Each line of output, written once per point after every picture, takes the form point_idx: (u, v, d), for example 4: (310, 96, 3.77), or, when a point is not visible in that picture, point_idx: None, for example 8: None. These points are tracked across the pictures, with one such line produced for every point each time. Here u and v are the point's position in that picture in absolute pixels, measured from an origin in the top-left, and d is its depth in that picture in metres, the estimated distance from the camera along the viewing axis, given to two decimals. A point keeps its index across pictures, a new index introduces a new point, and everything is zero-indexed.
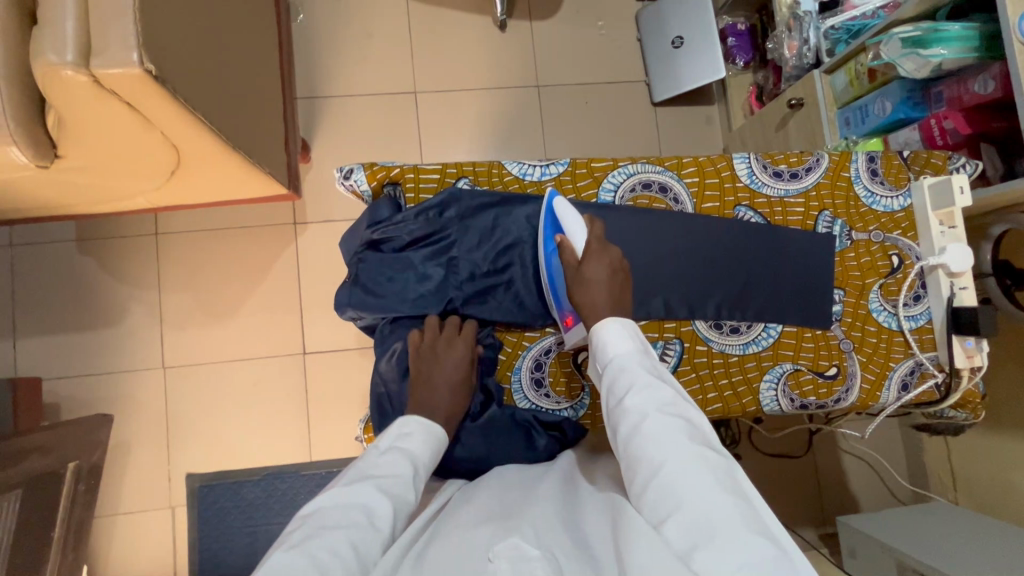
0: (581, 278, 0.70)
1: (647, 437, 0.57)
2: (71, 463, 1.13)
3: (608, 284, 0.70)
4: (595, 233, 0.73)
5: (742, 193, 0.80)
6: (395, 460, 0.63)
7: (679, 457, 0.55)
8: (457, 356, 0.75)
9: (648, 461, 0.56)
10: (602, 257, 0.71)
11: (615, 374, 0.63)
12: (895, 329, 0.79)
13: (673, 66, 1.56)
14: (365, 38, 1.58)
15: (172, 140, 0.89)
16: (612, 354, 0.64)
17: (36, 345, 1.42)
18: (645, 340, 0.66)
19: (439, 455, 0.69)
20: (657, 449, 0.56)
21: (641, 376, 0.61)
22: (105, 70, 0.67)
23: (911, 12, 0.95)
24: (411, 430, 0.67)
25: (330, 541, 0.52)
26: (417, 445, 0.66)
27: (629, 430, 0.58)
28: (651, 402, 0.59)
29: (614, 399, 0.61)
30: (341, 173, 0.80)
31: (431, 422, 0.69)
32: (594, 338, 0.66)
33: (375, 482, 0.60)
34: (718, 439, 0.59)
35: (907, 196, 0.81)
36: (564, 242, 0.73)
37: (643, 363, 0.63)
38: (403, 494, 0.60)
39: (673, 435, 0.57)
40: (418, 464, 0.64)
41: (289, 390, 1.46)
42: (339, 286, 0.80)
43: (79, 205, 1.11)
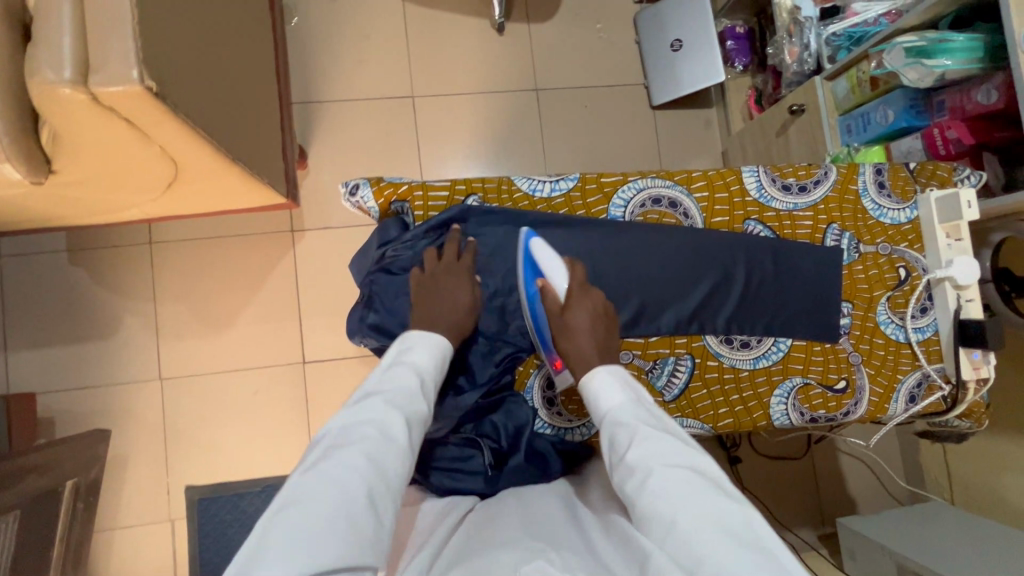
0: (565, 327, 0.70)
1: (654, 493, 0.55)
2: (70, 480, 1.12)
3: (592, 330, 0.70)
4: (577, 276, 0.72)
5: (751, 207, 0.79)
6: (398, 374, 0.66)
7: (691, 509, 0.53)
8: (454, 283, 0.75)
9: (660, 518, 0.54)
10: (585, 301, 0.71)
11: (614, 426, 0.62)
12: (903, 341, 0.80)
13: (672, 70, 1.56)
14: (361, 41, 1.55)
15: (171, 155, 0.87)
16: (608, 407, 0.64)
17: (28, 358, 1.39)
18: (641, 391, 0.66)
19: (445, 361, 0.72)
20: (666, 504, 0.54)
21: (640, 427, 0.60)
22: (103, 87, 0.65)
23: (913, 21, 0.96)
24: (413, 342, 0.70)
25: (352, 455, 0.57)
26: (419, 357, 0.68)
27: (636, 486, 0.57)
28: (653, 455, 0.58)
29: (616, 454, 0.60)
30: (347, 189, 0.80)
31: (433, 332, 0.71)
32: (588, 390, 0.66)
33: (383, 397, 0.63)
34: (731, 487, 0.57)
35: (913, 208, 0.81)
36: (546, 286, 0.73)
37: (640, 413, 0.62)
38: (411, 406, 0.64)
39: (681, 487, 0.55)
40: (422, 374, 0.67)
41: (289, 399, 1.44)
42: (351, 309, 0.81)
43: (73, 217, 1.08)
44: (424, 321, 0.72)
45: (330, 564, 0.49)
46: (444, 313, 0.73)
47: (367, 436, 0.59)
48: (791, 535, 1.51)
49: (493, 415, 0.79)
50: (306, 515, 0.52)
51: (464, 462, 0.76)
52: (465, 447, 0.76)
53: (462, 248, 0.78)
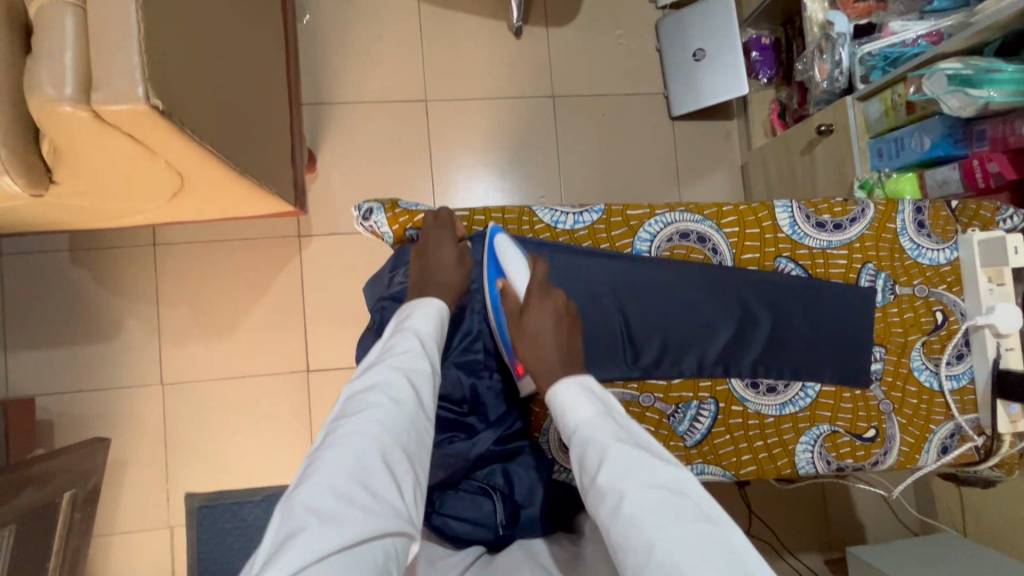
0: (523, 333, 0.67)
1: (627, 519, 0.51)
2: (67, 490, 1.10)
3: (554, 333, 0.66)
4: (537, 276, 0.69)
5: (783, 244, 0.76)
6: (400, 342, 0.64)
7: (666, 536, 0.49)
8: (445, 244, 0.74)
9: (637, 549, 0.50)
10: (545, 305, 0.68)
11: (582, 447, 0.57)
12: (937, 390, 0.76)
13: (693, 81, 1.51)
14: (374, 41, 1.51)
15: (177, 168, 0.84)
16: (574, 423, 0.59)
17: (28, 358, 1.36)
18: (611, 401, 0.61)
19: (445, 325, 0.70)
20: (642, 531, 0.50)
21: (610, 444, 0.56)
22: (108, 105, 0.61)
23: (956, 47, 0.92)
24: (411, 310, 0.68)
25: (357, 426, 0.56)
26: (420, 322, 0.66)
27: (609, 510, 0.53)
28: (624, 476, 0.53)
29: (586, 475, 0.56)
30: (360, 213, 0.78)
31: (430, 297, 0.69)
32: (554, 406, 0.62)
33: (385, 364, 0.62)
34: (711, 502, 0.52)
35: (954, 248, 0.77)
36: (506, 286, 0.71)
37: (610, 428, 0.57)
38: (418, 369, 0.62)
39: (655, 512, 0.51)
40: (423, 337, 0.65)
41: (291, 408, 1.41)
42: (360, 339, 0.76)
43: (75, 222, 1.05)
44: (418, 284, 0.71)
45: (357, 534, 0.49)
46: (439, 275, 0.72)
47: (375, 406, 0.58)
48: (797, 560, 1.49)
49: (504, 464, 0.75)
50: (324, 488, 0.52)
51: (474, 513, 0.71)
52: (476, 497, 0.72)
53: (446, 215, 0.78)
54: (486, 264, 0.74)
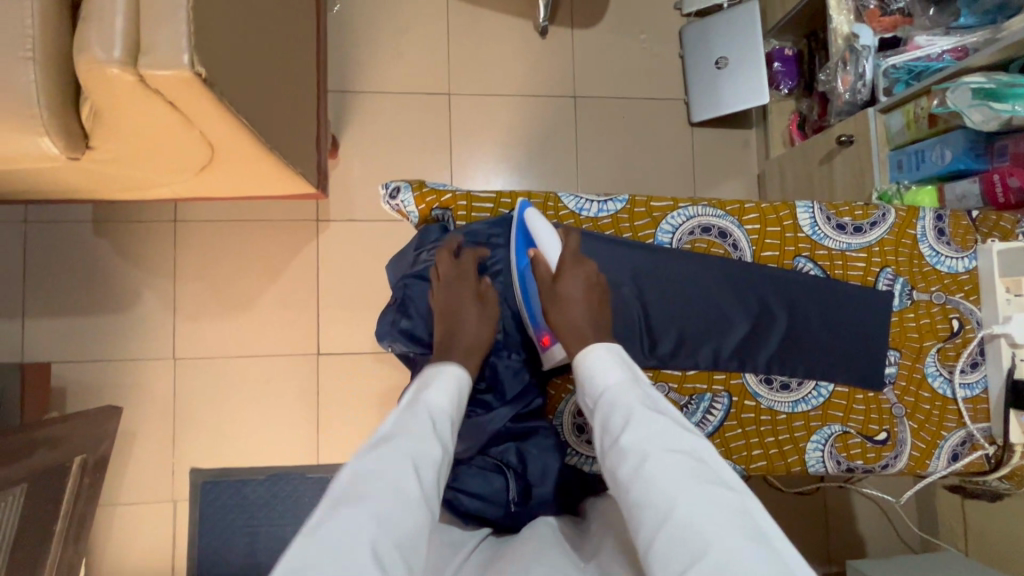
0: (557, 295, 0.69)
1: (651, 479, 0.54)
2: (78, 455, 1.12)
3: (586, 300, 0.69)
4: (570, 245, 0.71)
5: (803, 244, 0.77)
6: (412, 417, 0.60)
7: (687, 495, 0.52)
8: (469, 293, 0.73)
9: (657, 508, 0.52)
10: (577, 272, 0.70)
11: (608, 408, 0.60)
12: (949, 397, 0.77)
13: (714, 88, 1.52)
14: (401, 34, 1.53)
15: (210, 140, 0.86)
16: (602, 385, 0.61)
17: (44, 326, 1.38)
18: (638, 370, 0.63)
19: (461, 403, 0.66)
20: (664, 491, 0.53)
21: (638, 408, 0.58)
22: (153, 69, 0.63)
23: (982, 61, 0.93)
24: (424, 383, 0.65)
25: (356, 507, 0.52)
26: (439, 396, 0.63)
27: (631, 471, 0.55)
28: (650, 437, 0.56)
29: (609, 437, 0.58)
30: (388, 192, 0.79)
31: (448, 364, 0.66)
32: (582, 369, 0.64)
33: (394, 438, 0.58)
34: (728, 474, 0.56)
35: (972, 258, 0.79)
36: (537, 256, 0.72)
37: (638, 393, 0.60)
38: (426, 451, 0.58)
39: (676, 473, 0.54)
40: (440, 412, 0.62)
41: (300, 389, 1.43)
42: (381, 312, 0.78)
43: (102, 191, 1.07)
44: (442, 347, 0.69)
45: None
46: (464, 335, 0.71)
47: (377, 488, 0.53)
48: None
49: (519, 443, 0.76)
50: None
51: (485, 488, 0.72)
52: (487, 472, 0.73)
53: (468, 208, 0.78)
54: (515, 236, 0.76)
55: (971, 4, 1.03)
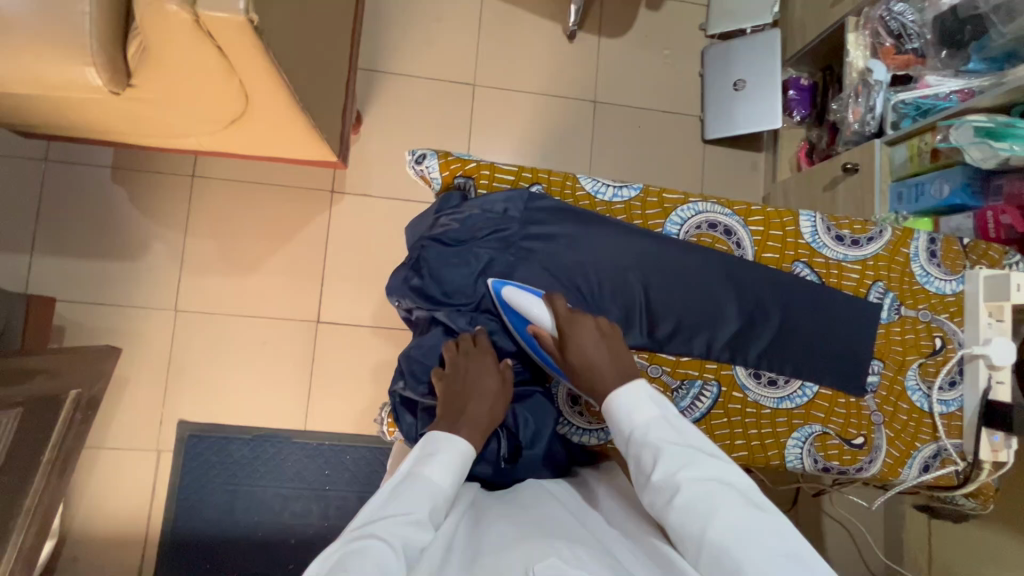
0: (575, 366, 0.71)
1: (684, 510, 0.59)
2: (73, 389, 1.14)
3: (600, 350, 0.71)
4: (558, 310, 0.73)
5: (802, 249, 0.85)
6: (410, 490, 0.63)
7: (721, 521, 0.58)
8: (480, 367, 0.77)
9: (693, 535, 0.58)
10: (581, 330, 0.71)
11: (640, 447, 0.64)
12: (926, 411, 0.86)
13: (729, 107, 1.57)
14: (434, 21, 1.58)
15: (247, 92, 0.89)
16: (632, 423, 0.65)
17: (51, 263, 1.40)
18: (666, 404, 0.67)
19: (460, 478, 0.68)
20: (697, 519, 0.58)
21: (666, 445, 0.63)
22: (212, 11, 0.67)
23: (987, 103, 0.99)
24: (428, 453, 0.68)
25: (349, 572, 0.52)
26: (437, 470, 0.66)
27: (666, 503, 0.61)
28: (681, 470, 0.61)
29: (642, 473, 0.63)
30: (414, 157, 0.83)
31: (451, 436, 0.69)
32: (610, 409, 0.67)
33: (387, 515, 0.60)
34: (755, 494, 0.61)
35: (960, 282, 0.88)
36: (538, 331, 0.75)
37: (665, 428, 0.65)
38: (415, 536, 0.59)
39: (708, 501, 0.59)
40: (438, 485, 0.65)
41: (296, 355, 1.45)
42: (395, 268, 0.82)
43: (129, 133, 1.10)
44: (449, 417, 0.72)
45: None
46: (477, 402, 0.74)
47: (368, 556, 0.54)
48: None
49: (514, 406, 0.82)
50: None
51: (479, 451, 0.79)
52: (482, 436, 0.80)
53: (490, 197, 0.80)
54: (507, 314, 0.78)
55: (981, 50, 1.07)
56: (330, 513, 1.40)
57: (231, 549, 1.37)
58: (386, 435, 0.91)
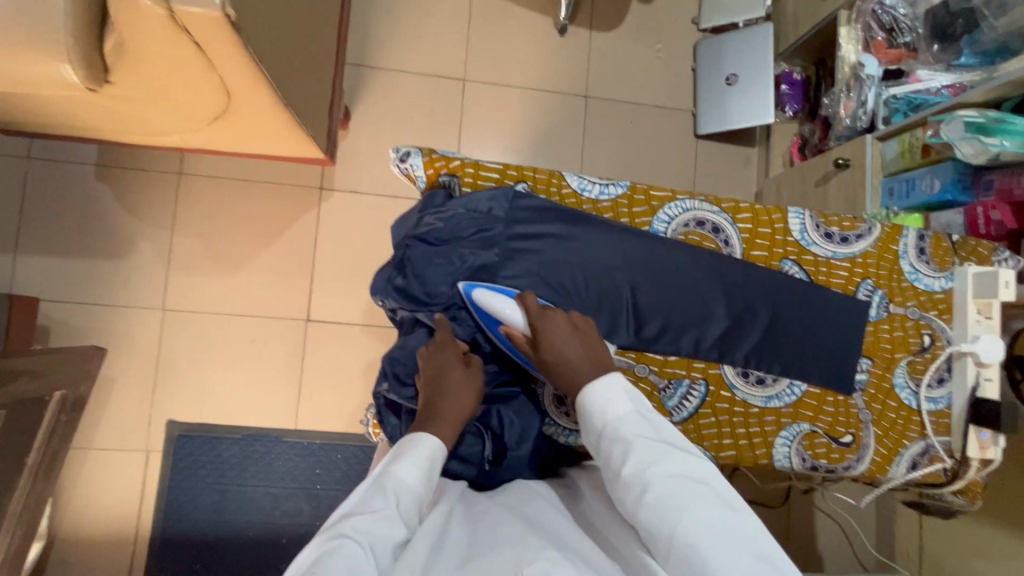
0: (550, 360, 0.71)
1: (653, 507, 0.59)
2: (58, 390, 1.13)
3: (573, 338, 0.71)
4: (529, 306, 0.74)
5: (791, 247, 0.85)
6: (380, 490, 0.62)
7: (689, 520, 0.57)
8: (448, 361, 0.76)
9: (660, 533, 0.58)
10: (554, 324, 0.72)
11: (611, 441, 0.63)
12: (914, 408, 0.86)
13: (721, 102, 1.56)
14: (424, 15, 1.56)
15: (228, 88, 0.87)
16: (605, 418, 0.65)
17: (36, 262, 1.38)
18: (640, 398, 0.66)
19: (433, 474, 0.67)
20: (665, 517, 0.58)
21: (638, 440, 0.62)
22: (187, 6, 0.65)
23: (976, 97, 0.98)
24: (399, 452, 0.67)
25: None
26: (408, 468, 0.65)
27: (634, 500, 0.60)
28: (650, 467, 0.60)
29: (612, 468, 0.63)
30: (398, 155, 0.82)
31: (422, 436, 0.68)
32: (585, 404, 0.67)
33: (355, 516, 0.59)
34: (728, 491, 0.60)
35: (949, 279, 0.87)
36: (509, 331, 0.75)
37: (638, 424, 0.64)
38: (384, 536, 0.58)
39: (677, 500, 0.58)
40: (409, 483, 0.64)
41: (286, 353, 1.43)
42: (380, 268, 0.82)
43: (111, 131, 1.08)
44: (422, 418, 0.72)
45: None
46: (449, 399, 0.73)
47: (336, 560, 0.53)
48: None
49: (499, 408, 0.81)
50: None
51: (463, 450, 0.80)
52: (468, 436, 0.80)
53: (472, 197, 0.79)
54: (480, 319, 0.78)
55: (972, 44, 1.06)
56: (321, 512, 1.40)
57: (221, 549, 1.36)
58: (372, 436, 0.90)
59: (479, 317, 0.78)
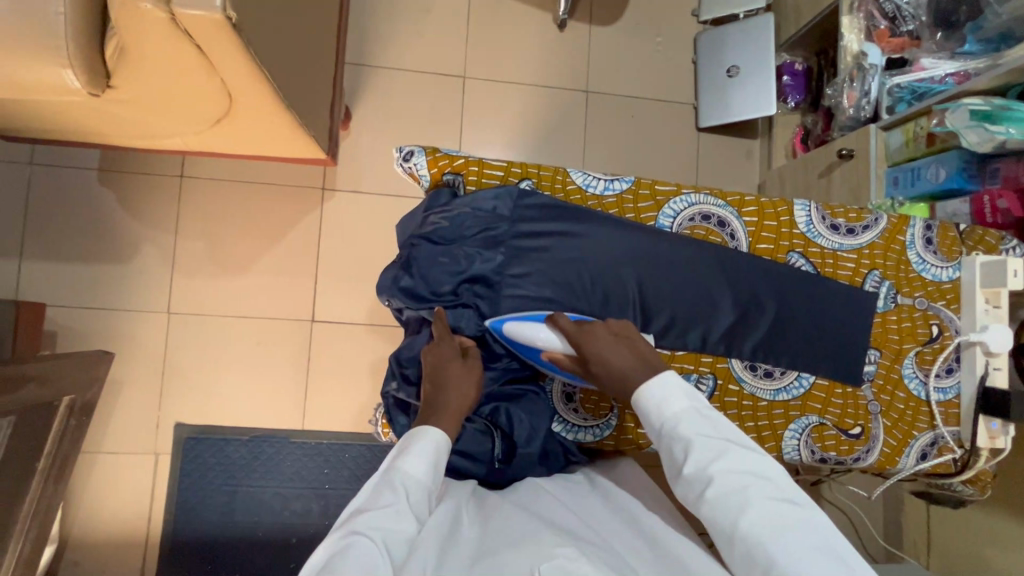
0: (601, 376, 0.71)
1: (716, 504, 0.59)
2: (66, 395, 1.13)
3: (621, 350, 0.71)
4: (566, 326, 0.73)
5: (797, 240, 0.84)
6: (388, 486, 0.62)
7: (754, 516, 0.57)
8: (445, 356, 0.76)
9: (725, 528, 0.58)
10: (597, 338, 0.71)
11: (670, 439, 0.63)
12: (923, 399, 0.86)
13: (723, 95, 1.55)
14: (422, 13, 1.55)
15: (229, 91, 0.87)
16: (663, 417, 0.65)
17: (40, 268, 1.38)
18: (698, 395, 0.66)
19: (439, 465, 0.67)
20: (729, 513, 0.58)
21: (698, 438, 0.62)
22: (187, 8, 0.65)
23: (982, 85, 0.98)
24: (404, 447, 0.67)
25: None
26: (413, 461, 0.65)
27: (698, 496, 0.61)
28: (712, 465, 0.60)
29: (673, 466, 0.63)
30: (402, 154, 0.82)
31: (425, 429, 0.68)
32: (641, 403, 0.67)
33: (366, 514, 0.58)
34: (792, 486, 0.60)
35: (956, 269, 0.87)
36: (551, 355, 0.75)
37: (697, 421, 0.63)
38: (396, 530, 0.58)
39: (740, 496, 0.58)
40: (416, 477, 0.64)
41: (292, 354, 1.44)
42: (386, 267, 0.82)
43: (112, 135, 1.08)
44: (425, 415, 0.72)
45: None
46: (453, 396, 0.73)
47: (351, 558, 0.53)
48: None
49: (508, 405, 0.81)
50: None
51: (474, 448, 0.80)
52: (476, 434, 0.80)
53: (476, 196, 0.79)
54: (519, 348, 0.77)
55: (976, 31, 1.05)
56: (331, 511, 1.41)
57: (232, 550, 1.37)
58: (381, 437, 0.90)
59: (518, 347, 0.77)
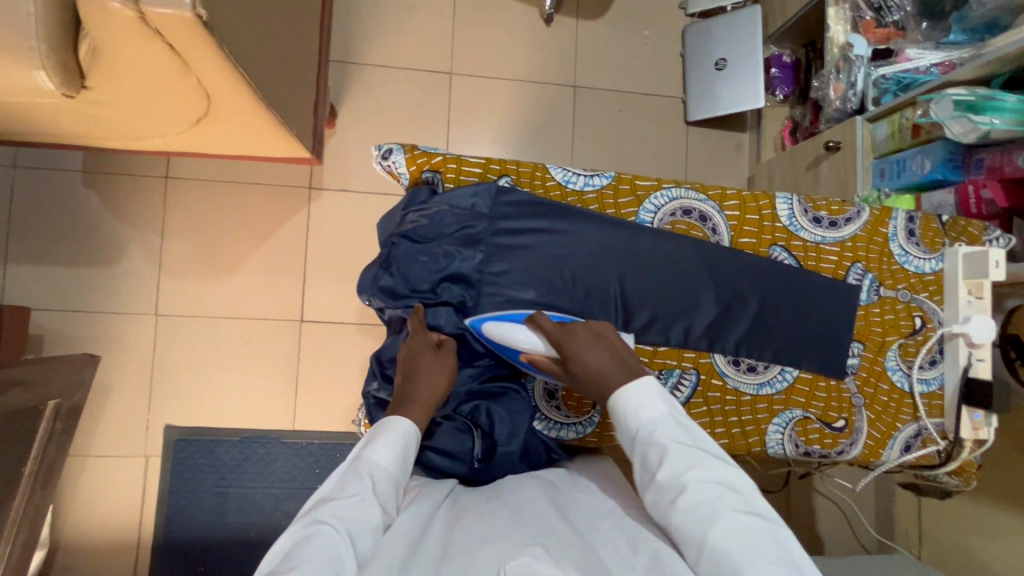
0: (583, 377, 0.70)
1: (685, 511, 0.59)
2: (53, 399, 1.12)
3: (602, 351, 0.70)
4: (547, 327, 0.72)
5: (779, 233, 0.84)
6: (354, 475, 0.62)
7: (721, 525, 0.57)
8: (416, 347, 0.75)
9: (692, 536, 0.58)
10: (579, 339, 0.71)
11: (645, 445, 0.64)
12: (907, 391, 0.86)
13: (711, 88, 1.55)
14: (408, 9, 1.54)
15: (206, 90, 0.86)
16: (640, 422, 0.65)
17: (26, 272, 1.37)
18: (676, 404, 0.67)
19: (408, 455, 0.68)
20: (697, 520, 0.58)
21: (672, 445, 0.63)
22: (156, 7, 0.64)
23: (965, 75, 0.97)
24: (372, 438, 0.67)
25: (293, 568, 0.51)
26: (380, 451, 0.65)
27: (667, 503, 0.61)
28: (684, 472, 0.61)
29: (646, 472, 0.63)
30: (381, 152, 0.81)
31: (392, 419, 0.68)
32: (619, 408, 0.67)
33: (331, 504, 0.59)
34: (759, 499, 0.61)
35: (939, 260, 0.87)
36: (532, 356, 0.74)
37: (673, 429, 0.64)
38: (361, 519, 0.58)
39: (710, 504, 0.59)
40: (382, 466, 0.64)
41: (281, 355, 1.43)
42: (366, 266, 0.81)
43: (92, 136, 1.07)
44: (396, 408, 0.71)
45: None
46: (426, 389, 0.72)
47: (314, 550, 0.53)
48: None
49: (489, 404, 0.82)
50: None
51: (453, 447, 0.79)
52: (456, 433, 0.80)
53: (455, 194, 0.79)
54: (500, 348, 0.76)
55: (960, 20, 1.04)
56: None
57: (223, 552, 1.37)
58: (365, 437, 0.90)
59: (500, 347, 0.76)
